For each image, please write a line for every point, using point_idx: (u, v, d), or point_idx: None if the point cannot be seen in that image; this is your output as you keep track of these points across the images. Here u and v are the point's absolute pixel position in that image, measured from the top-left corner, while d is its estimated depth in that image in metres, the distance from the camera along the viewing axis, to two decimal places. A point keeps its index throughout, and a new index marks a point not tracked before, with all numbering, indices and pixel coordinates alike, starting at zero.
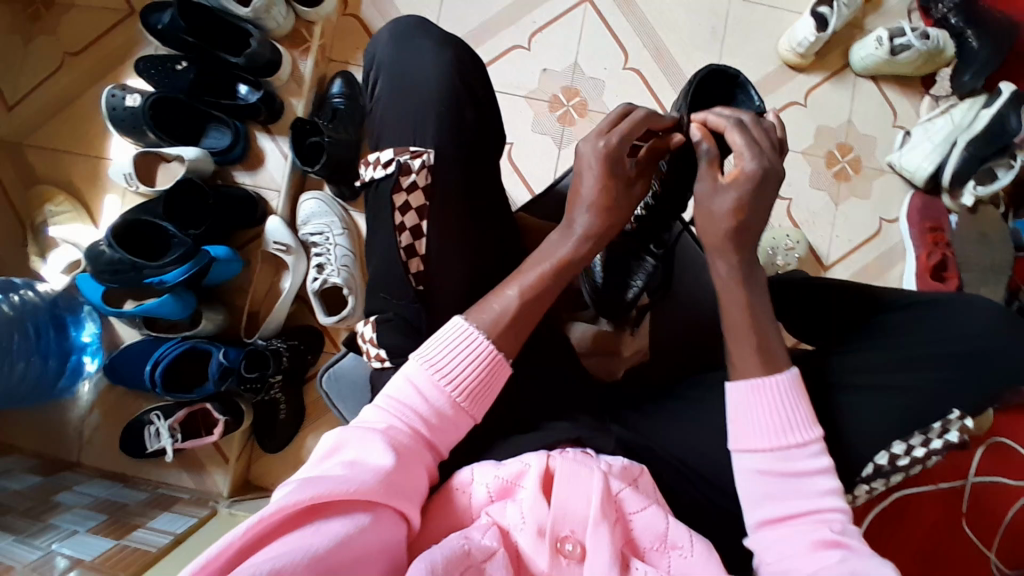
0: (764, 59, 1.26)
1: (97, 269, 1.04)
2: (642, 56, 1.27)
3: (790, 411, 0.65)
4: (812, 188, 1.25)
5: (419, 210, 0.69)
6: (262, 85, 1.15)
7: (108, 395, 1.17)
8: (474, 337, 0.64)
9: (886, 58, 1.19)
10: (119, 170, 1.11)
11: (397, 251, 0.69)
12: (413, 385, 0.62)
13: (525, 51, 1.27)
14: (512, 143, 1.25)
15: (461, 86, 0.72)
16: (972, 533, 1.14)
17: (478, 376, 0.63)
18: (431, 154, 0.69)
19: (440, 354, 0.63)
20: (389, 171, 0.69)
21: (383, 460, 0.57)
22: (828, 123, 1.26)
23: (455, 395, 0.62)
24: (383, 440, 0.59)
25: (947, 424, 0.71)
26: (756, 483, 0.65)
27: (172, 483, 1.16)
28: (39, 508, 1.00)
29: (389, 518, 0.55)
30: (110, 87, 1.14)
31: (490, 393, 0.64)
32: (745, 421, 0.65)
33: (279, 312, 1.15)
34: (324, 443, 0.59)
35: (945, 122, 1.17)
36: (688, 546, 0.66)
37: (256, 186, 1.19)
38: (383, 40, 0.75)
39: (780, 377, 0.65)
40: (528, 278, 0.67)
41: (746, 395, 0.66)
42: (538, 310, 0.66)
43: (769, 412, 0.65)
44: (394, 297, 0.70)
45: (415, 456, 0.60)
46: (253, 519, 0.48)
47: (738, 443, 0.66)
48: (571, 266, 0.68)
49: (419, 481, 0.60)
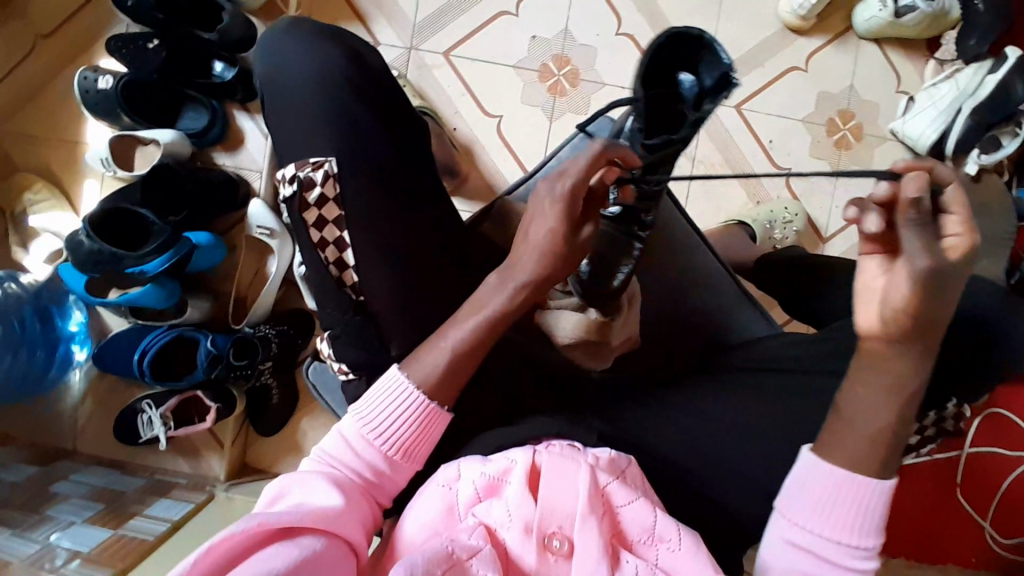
0: (764, 23, 1.20)
1: (77, 260, 0.99)
2: (636, 20, 1.21)
3: (865, 513, 0.58)
4: (811, 157, 1.21)
5: (335, 222, 0.70)
6: (238, 62, 1.11)
7: (100, 383, 1.17)
8: (408, 390, 0.65)
9: (891, 20, 1.13)
10: (97, 154, 1.07)
11: (325, 266, 0.70)
12: (345, 438, 0.64)
13: (513, 17, 1.21)
14: (501, 116, 1.21)
15: (347, 86, 0.72)
16: (967, 504, 1.14)
17: (412, 433, 0.64)
18: (332, 163, 0.70)
19: (372, 408, 0.65)
20: (293, 190, 0.69)
21: (330, 499, 0.59)
22: (829, 89, 1.21)
23: (388, 450, 0.64)
24: (326, 480, 0.61)
25: (942, 413, 0.78)
26: (792, 560, 0.59)
27: (168, 468, 1.17)
28: (35, 500, 1.00)
29: (341, 550, 0.56)
30: (82, 69, 1.10)
31: (424, 445, 0.65)
32: (823, 509, 0.58)
33: (267, 297, 1.13)
34: (269, 490, 0.60)
35: (950, 88, 1.13)
36: (675, 539, 0.65)
37: (236, 167, 1.17)
38: (289, 43, 0.73)
39: (870, 480, 0.57)
40: (464, 331, 0.65)
41: (834, 488, 0.58)
42: (467, 368, 0.65)
43: (851, 509, 0.58)
44: (340, 310, 0.69)
45: (357, 501, 0.62)
46: (208, 543, 0.50)
47: (794, 516, 0.59)
48: (505, 320, 0.65)
49: (364, 521, 0.61)
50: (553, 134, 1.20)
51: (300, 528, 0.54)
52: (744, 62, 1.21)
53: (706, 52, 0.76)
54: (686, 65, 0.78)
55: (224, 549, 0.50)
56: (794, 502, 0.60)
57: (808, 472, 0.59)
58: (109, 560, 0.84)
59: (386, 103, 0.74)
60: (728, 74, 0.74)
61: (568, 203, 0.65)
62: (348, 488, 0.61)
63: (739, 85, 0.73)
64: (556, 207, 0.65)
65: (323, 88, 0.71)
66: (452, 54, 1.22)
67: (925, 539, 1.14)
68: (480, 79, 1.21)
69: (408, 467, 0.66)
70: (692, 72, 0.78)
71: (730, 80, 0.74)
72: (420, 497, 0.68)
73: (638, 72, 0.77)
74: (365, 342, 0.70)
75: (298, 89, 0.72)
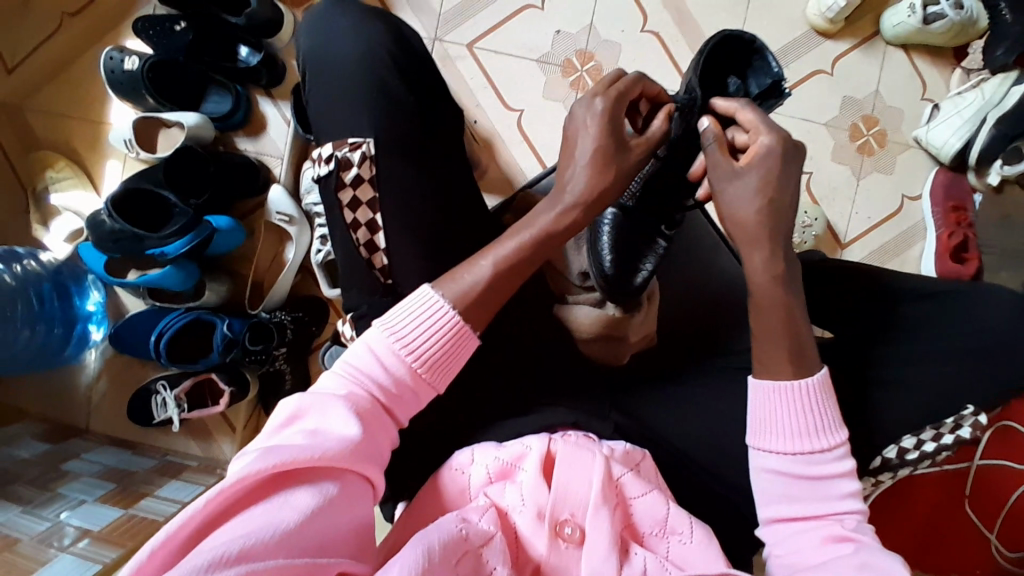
0: (791, 24, 1.20)
1: (96, 239, 1.01)
2: (662, 18, 1.20)
3: (814, 413, 0.64)
4: (833, 162, 1.20)
5: (369, 204, 0.70)
6: (263, 47, 1.11)
7: (114, 362, 1.17)
8: (442, 309, 0.64)
9: (918, 27, 1.12)
10: (119, 136, 1.08)
11: (357, 248, 0.70)
12: (373, 351, 0.63)
13: (539, 11, 1.21)
14: (523, 109, 1.21)
15: (388, 70, 0.72)
16: (974, 517, 1.12)
17: (440, 350, 0.64)
18: (371, 145, 0.70)
19: (403, 325, 0.64)
20: (331, 168, 0.70)
21: (346, 429, 0.59)
22: (854, 94, 1.20)
23: (416, 365, 0.63)
24: (345, 404, 0.60)
25: (960, 419, 0.74)
26: (774, 482, 0.65)
27: (179, 450, 1.17)
28: (46, 476, 1.01)
29: (352, 488, 0.57)
30: (108, 49, 1.10)
31: (456, 362, 0.66)
32: (766, 423, 0.65)
33: (283, 284, 1.13)
34: (284, 408, 0.60)
35: (975, 97, 1.12)
36: (688, 532, 0.66)
37: (257, 152, 1.17)
38: (337, 14, 0.74)
39: (803, 380, 0.64)
40: (510, 246, 0.67)
41: (768, 397, 0.65)
42: (512, 282, 0.67)
43: (793, 414, 0.65)
44: (367, 292, 0.72)
45: (378, 421, 0.62)
46: (218, 487, 0.51)
47: (757, 440, 0.66)
48: (554, 237, 0.68)
49: (382, 446, 0.62)
50: None
51: (313, 468, 0.55)
52: None
53: (756, 59, 0.78)
54: (734, 69, 0.79)
55: (235, 490, 0.52)
56: (753, 428, 0.67)
57: (751, 397, 0.66)
58: (119, 539, 0.85)
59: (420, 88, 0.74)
60: (777, 82, 0.77)
61: (611, 117, 0.68)
62: (366, 417, 0.61)
63: (788, 96, 0.77)
64: (597, 124, 0.68)
65: (366, 66, 0.71)
66: (475, 47, 1.22)
67: (931, 551, 1.13)
68: (503, 72, 1.21)
69: (432, 386, 0.65)
70: (738, 75, 0.80)
71: (780, 90, 0.77)
72: (433, 481, 0.69)
73: (695, 68, 0.76)
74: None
75: (340, 69, 0.72)
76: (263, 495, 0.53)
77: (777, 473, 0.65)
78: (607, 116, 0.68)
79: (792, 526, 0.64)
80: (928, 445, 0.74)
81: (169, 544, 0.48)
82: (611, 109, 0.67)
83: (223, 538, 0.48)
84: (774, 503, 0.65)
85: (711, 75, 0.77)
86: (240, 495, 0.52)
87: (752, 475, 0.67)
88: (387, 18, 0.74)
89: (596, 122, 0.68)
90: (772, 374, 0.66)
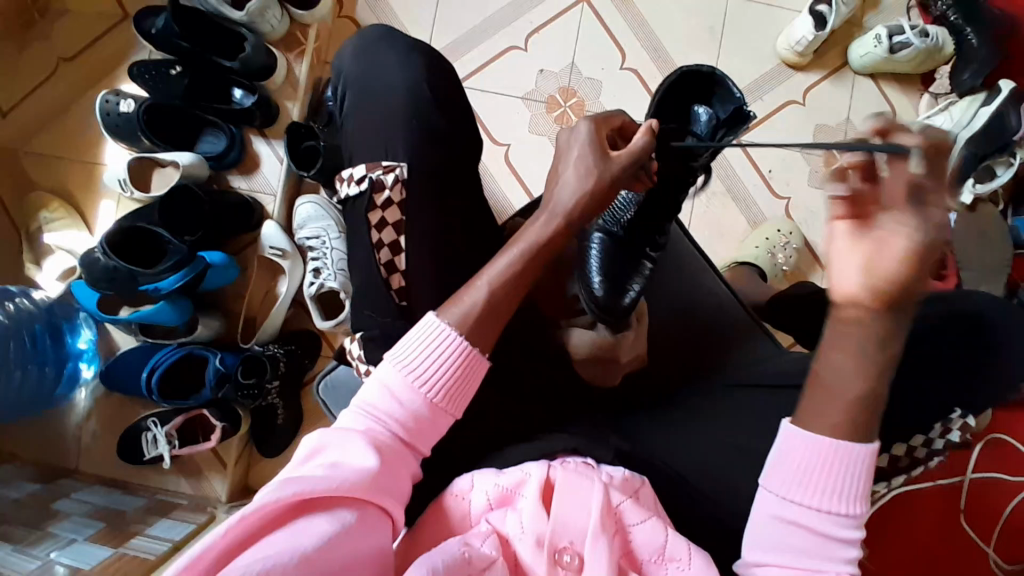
0: (763, 58, 1.25)
1: (91, 277, 1.02)
2: (640, 55, 1.26)
3: (846, 476, 0.59)
4: (810, 187, 1.24)
5: (395, 226, 0.76)
6: (257, 89, 1.15)
7: (106, 402, 1.17)
8: (448, 336, 0.66)
9: (885, 56, 1.18)
10: (113, 176, 1.10)
11: (378, 266, 0.75)
12: (388, 388, 0.64)
13: (522, 51, 1.26)
14: (509, 144, 1.24)
15: (405, 101, 0.79)
16: (971, 529, 1.14)
17: (453, 377, 0.65)
18: (403, 169, 0.76)
19: (413, 356, 0.65)
20: (364, 188, 0.76)
21: (364, 461, 0.60)
22: (826, 122, 1.25)
23: (431, 394, 0.65)
24: (363, 440, 0.61)
25: (950, 424, 0.76)
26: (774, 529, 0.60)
27: (171, 490, 1.15)
28: (36, 517, 0.99)
29: (371, 518, 0.58)
30: (104, 93, 1.13)
31: (468, 390, 0.67)
32: (796, 471, 0.60)
33: (276, 317, 1.15)
34: (306, 444, 0.61)
35: (945, 121, 1.18)
36: (685, 558, 0.66)
37: (251, 191, 1.19)
38: (348, 55, 0.83)
39: (853, 445, 0.58)
40: (506, 264, 0.68)
41: (802, 444, 0.60)
42: (506, 304, 0.68)
43: (820, 472, 0.59)
44: (380, 314, 0.75)
45: (395, 455, 0.63)
46: (240, 513, 0.51)
47: (772, 485, 0.61)
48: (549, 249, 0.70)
49: (403, 479, 0.63)
50: None
51: (332, 499, 0.56)
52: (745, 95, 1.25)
53: (718, 87, 0.82)
54: (700, 99, 0.84)
55: (255, 519, 0.52)
56: (772, 468, 0.62)
57: (783, 439, 0.61)
58: None
59: (405, 121, 0.78)
60: (742, 108, 0.80)
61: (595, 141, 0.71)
62: (384, 451, 0.62)
63: (752, 119, 0.79)
64: (581, 148, 0.71)
65: (408, 91, 0.79)
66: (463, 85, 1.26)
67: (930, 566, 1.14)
68: (489, 108, 1.25)
69: (448, 416, 0.66)
70: (708, 106, 0.84)
71: (743, 115, 0.80)
72: (434, 508, 0.69)
73: (655, 99, 0.84)
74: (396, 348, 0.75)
75: (361, 102, 0.80)
76: (283, 525, 0.53)
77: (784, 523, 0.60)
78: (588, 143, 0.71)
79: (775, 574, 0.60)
80: (921, 449, 0.77)
81: (194, 569, 0.47)
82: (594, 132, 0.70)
83: (242, 561, 0.48)
84: (766, 547, 0.61)
85: (670, 106, 0.84)
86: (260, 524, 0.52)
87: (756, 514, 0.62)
88: (376, 55, 0.81)
89: (579, 145, 0.71)
90: None
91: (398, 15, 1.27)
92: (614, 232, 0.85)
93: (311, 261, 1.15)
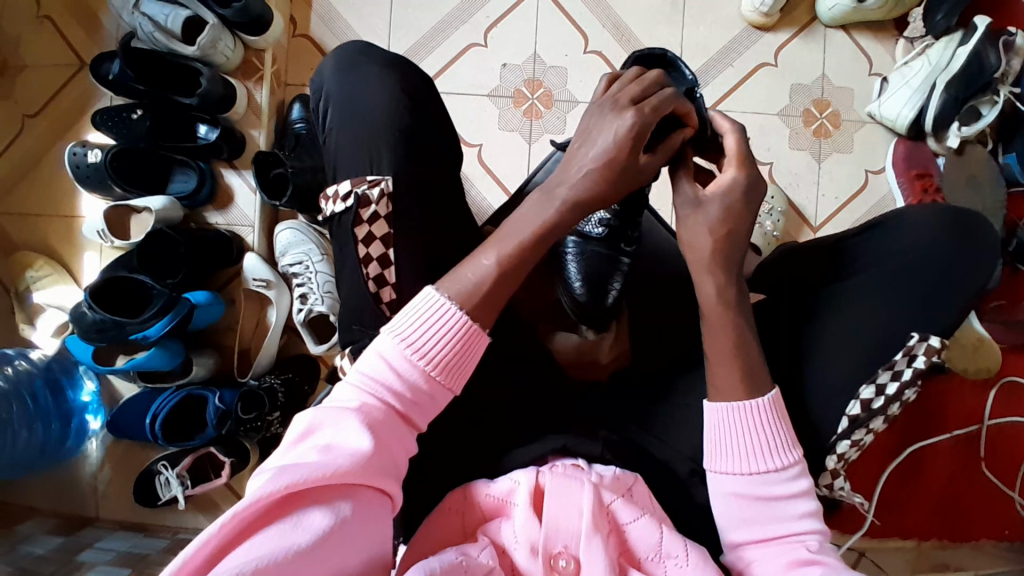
0: (729, 23, 1.22)
1: (80, 330, 1.01)
2: (603, 37, 1.23)
3: (769, 433, 0.64)
4: (792, 150, 1.21)
5: (384, 239, 0.74)
6: (220, 122, 1.14)
7: (116, 449, 1.19)
8: (450, 309, 0.62)
9: (854, 6, 1.14)
10: (92, 228, 1.11)
11: (366, 282, 0.73)
12: (387, 360, 0.61)
13: (483, 48, 1.23)
14: (480, 145, 1.23)
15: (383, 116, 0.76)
16: (992, 475, 1.12)
17: (453, 351, 0.62)
18: (389, 181, 0.74)
19: (412, 328, 0.62)
20: (350, 204, 0.74)
21: (360, 444, 0.57)
22: (801, 80, 1.21)
23: (430, 369, 0.62)
24: (359, 417, 0.58)
25: (911, 351, 0.73)
26: (735, 506, 0.65)
27: (190, 527, 1.17)
28: (63, 570, 0.98)
29: (367, 505, 0.55)
30: (71, 145, 1.13)
31: (469, 363, 0.63)
32: (726, 444, 0.65)
33: (270, 347, 1.16)
34: (298, 423, 0.58)
35: (922, 65, 1.13)
36: (683, 555, 0.66)
37: (229, 224, 1.19)
38: (328, 71, 0.79)
39: (754, 401, 0.64)
40: (507, 245, 0.65)
41: (727, 417, 0.65)
42: (512, 283, 0.64)
43: (750, 437, 0.64)
44: (370, 327, 0.75)
45: (392, 432, 0.60)
46: (231, 510, 0.48)
47: (713, 464, 0.66)
48: (550, 235, 0.66)
49: (398, 458, 0.60)
50: (533, 157, 1.22)
51: (326, 487, 0.53)
52: (714, 64, 1.22)
53: (670, 70, 0.74)
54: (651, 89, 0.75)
55: (249, 512, 0.49)
56: (708, 452, 0.66)
57: (706, 422, 0.66)
58: None
59: (383, 134, 0.76)
60: (693, 89, 0.72)
61: (638, 128, 0.66)
62: (380, 429, 0.59)
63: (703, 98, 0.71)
64: (621, 134, 0.66)
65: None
66: None
67: (954, 517, 1.12)
68: (455, 110, 1.23)
69: (448, 389, 0.63)
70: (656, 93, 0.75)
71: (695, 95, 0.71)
72: (432, 523, 0.69)
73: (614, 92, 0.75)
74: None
75: (342, 121, 0.77)
76: (276, 518, 0.50)
77: (733, 497, 0.65)
78: (633, 130, 0.66)
79: (757, 549, 0.64)
80: (890, 386, 0.72)
81: (186, 568, 0.46)
82: (641, 122, 0.66)
83: (232, 562, 0.46)
84: (738, 526, 0.65)
85: None
86: (255, 513, 0.50)
87: (714, 499, 0.66)
88: (354, 67, 0.78)
89: (615, 132, 0.66)
90: (732, 377, 0.65)
91: (352, 25, 1.24)
92: (591, 233, 0.84)
93: (295, 288, 1.15)
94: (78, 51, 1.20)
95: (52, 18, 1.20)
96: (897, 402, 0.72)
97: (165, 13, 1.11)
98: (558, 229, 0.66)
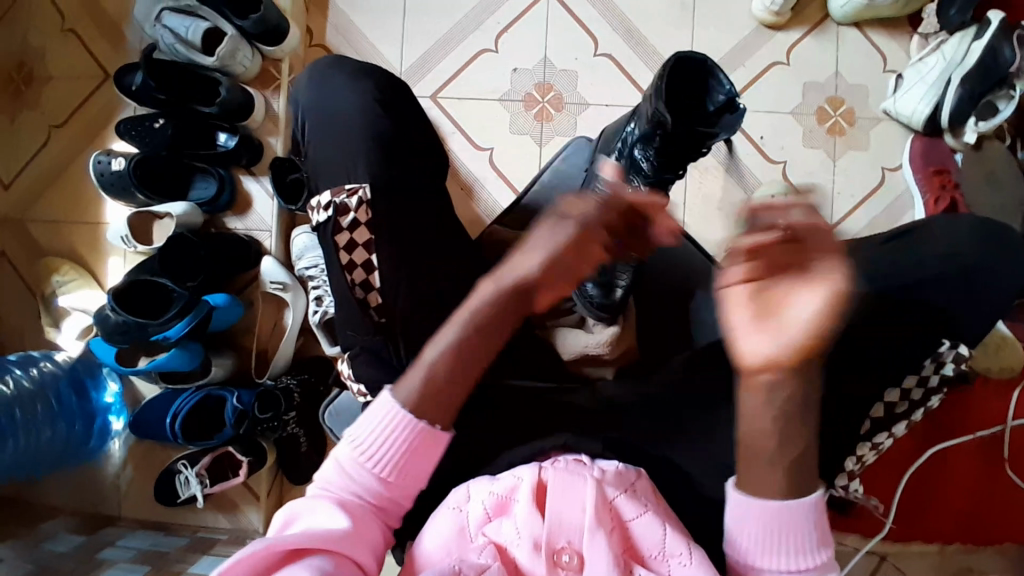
0: (739, 22, 1.22)
1: (104, 333, 1.05)
2: (613, 39, 1.24)
3: (805, 535, 0.61)
4: (806, 147, 1.20)
5: (365, 244, 0.80)
6: (239, 130, 1.18)
7: (137, 449, 1.21)
8: (393, 414, 0.66)
9: (866, 3, 1.13)
10: (115, 233, 1.15)
11: (353, 289, 0.79)
12: (342, 464, 0.67)
13: (494, 53, 1.25)
14: (492, 148, 1.24)
15: (352, 124, 0.82)
16: (1017, 479, 1.08)
17: (401, 453, 0.66)
18: (367, 189, 0.80)
19: (363, 437, 0.67)
20: (331, 214, 0.80)
21: (331, 523, 0.63)
22: (814, 78, 1.21)
23: (381, 470, 0.66)
24: (327, 505, 0.65)
25: (941, 358, 0.77)
26: None
27: (209, 526, 1.19)
28: (83, 568, 1.01)
29: (342, 568, 0.60)
30: (96, 154, 1.18)
31: (421, 462, 0.67)
32: (754, 540, 0.62)
33: (286, 350, 1.19)
34: (279, 517, 0.65)
35: (937, 61, 1.12)
36: (687, 553, 0.65)
37: (247, 229, 1.22)
38: (303, 86, 0.86)
39: (799, 502, 0.61)
40: (447, 351, 0.67)
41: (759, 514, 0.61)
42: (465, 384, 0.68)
43: (786, 537, 0.61)
44: (359, 332, 0.80)
45: (362, 517, 0.65)
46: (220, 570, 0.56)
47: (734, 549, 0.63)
48: (491, 339, 0.68)
49: (371, 538, 0.65)
50: (544, 158, 1.23)
51: (303, 552, 0.59)
52: (724, 64, 1.22)
53: (711, 78, 0.91)
54: (697, 93, 0.92)
55: None
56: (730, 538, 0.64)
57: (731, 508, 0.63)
58: None
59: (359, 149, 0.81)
60: (732, 99, 0.90)
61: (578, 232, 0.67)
62: (349, 513, 0.65)
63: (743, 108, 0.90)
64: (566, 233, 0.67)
65: (356, 117, 0.82)
66: (439, 96, 1.25)
67: (974, 525, 1.09)
68: (466, 115, 1.25)
69: (406, 484, 0.67)
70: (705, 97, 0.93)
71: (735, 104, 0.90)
72: (434, 521, 0.70)
73: (657, 91, 0.87)
74: (384, 362, 0.78)
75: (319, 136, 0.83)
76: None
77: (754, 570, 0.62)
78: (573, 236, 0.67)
79: None
80: (917, 391, 0.78)
81: None
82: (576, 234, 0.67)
83: None
84: None
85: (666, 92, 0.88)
86: None
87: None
88: (331, 77, 0.85)
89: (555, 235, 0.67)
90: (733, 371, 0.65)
91: (367, 35, 1.27)
92: None
93: (312, 290, 1.17)
94: (103, 64, 1.24)
95: (78, 32, 1.25)
96: (922, 406, 0.79)
97: (186, 25, 1.14)
98: (497, 328, 0.68)
